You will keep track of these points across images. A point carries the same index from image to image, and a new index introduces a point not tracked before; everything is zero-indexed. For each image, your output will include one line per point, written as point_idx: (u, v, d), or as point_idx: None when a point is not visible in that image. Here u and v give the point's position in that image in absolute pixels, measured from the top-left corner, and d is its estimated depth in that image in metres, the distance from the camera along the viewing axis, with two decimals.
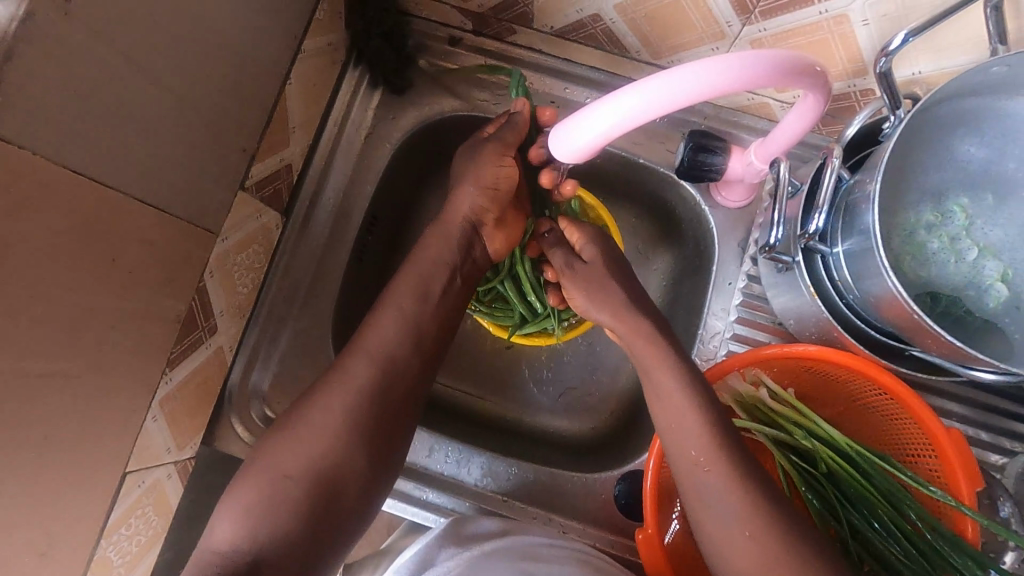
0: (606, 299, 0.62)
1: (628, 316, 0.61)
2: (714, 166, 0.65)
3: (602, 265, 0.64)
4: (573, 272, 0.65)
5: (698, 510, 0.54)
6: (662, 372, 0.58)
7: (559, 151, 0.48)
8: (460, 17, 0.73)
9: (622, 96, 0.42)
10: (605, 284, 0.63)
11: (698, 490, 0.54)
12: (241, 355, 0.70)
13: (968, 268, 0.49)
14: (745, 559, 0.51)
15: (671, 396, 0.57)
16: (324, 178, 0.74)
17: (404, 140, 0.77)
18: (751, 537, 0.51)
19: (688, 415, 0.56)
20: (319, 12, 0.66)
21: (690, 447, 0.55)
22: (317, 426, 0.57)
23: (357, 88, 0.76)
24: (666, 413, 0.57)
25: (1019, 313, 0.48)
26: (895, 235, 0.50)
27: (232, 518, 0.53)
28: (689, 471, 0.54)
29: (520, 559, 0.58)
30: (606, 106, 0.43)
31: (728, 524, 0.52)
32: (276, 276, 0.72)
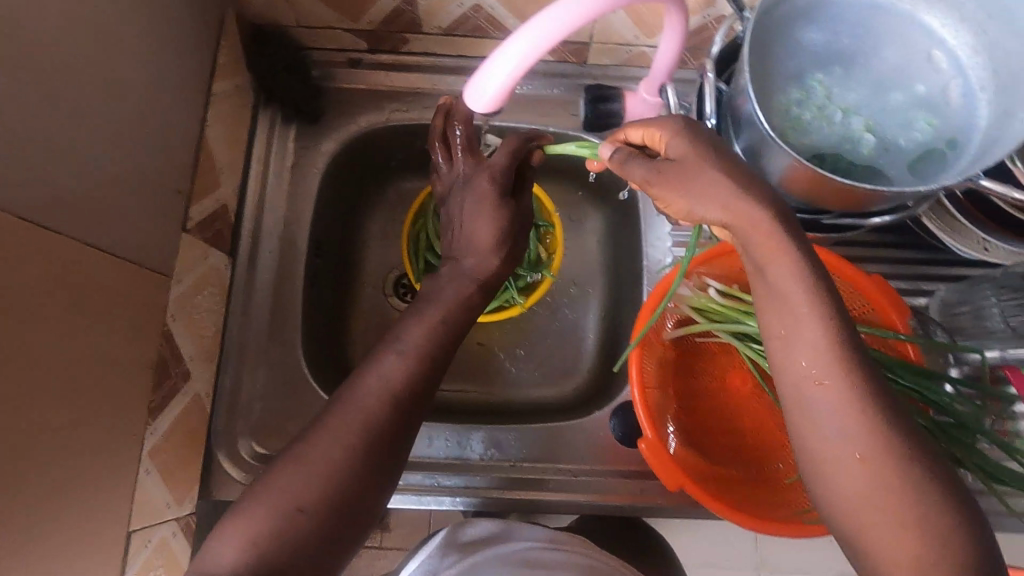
0: (712, 193, 0.45)
1: (744, 207, 0.44)
2: (614, 112, 0.73)
3: (699, 155, 0.46)
4: (658, 176, 0.47)
5: (801, 425, 0.45)
6: (784, 282, 0.44)
7: (474, 104, 0.52)
8: (355, 40, 0.78)
9: (529, 31, 0.47)
10: (702, 176, 0.45)
11: (806, 412, 0.45)
12: (221, 400, 0.70)
13: (839, 127, 0.57)
14: (849, 491, 0.43)
15: (814, 313, 0.44)
16: (260, 214, 0.76)
17: (329, 164, 0.81)
18: (862, 459, 0.42)
19: (819, 335, 0.44)
20: (221, 57, 0.69)
21: (801, 359, 0.45)
22: (316, 455, 0.50)
23: (273, 126, 0.79)
24: (780, 322, 0.46)
25: (889, 154, 0.57)
26: (776, 116, 0.57)
27: (233, 543, 0.46)
28: (799, 387, 0.45)
29: (518, 565, 0.62)
30: (510, 49, 0.48)
31: (834, 442, 0.43)
32: (236, 316, 0.72)
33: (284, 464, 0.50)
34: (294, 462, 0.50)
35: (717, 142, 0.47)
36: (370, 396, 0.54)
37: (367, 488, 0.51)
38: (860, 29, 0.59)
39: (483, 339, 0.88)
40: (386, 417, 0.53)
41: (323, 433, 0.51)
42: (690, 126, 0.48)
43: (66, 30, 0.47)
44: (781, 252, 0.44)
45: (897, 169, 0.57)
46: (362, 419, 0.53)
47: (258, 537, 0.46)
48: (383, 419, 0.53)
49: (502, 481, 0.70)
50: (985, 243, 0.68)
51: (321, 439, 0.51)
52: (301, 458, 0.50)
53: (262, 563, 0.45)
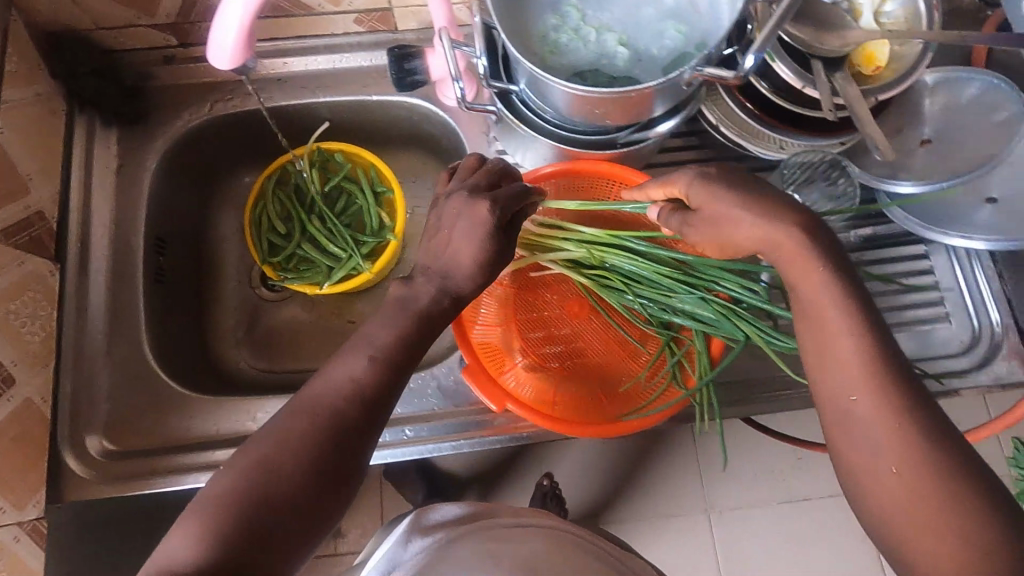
0: (745, 229, 0.53)
1: (772, 223, 0.52)
2: (418, 70, 0.76)
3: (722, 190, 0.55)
4: (693, 223, 0.57)
5: (840, 442, 0.48)
6: (813, 289, 0.50)
7: (220, 65, 0.53)
8: (163, 36, 0.79)
9: None
10: (721, 197, 0.54)
11: (844, 433, 0.48)
12: (62, 403, 0.69)
13: (595, 46, 0.61)
14: (885, 500, 0.45)
15: (830, 301, 0.49)
16: (88, 218, 0.77)
17: (159, 161, 0.81)
18: (898, 474, 0.44)
19: (839, 314, 0.49)
20: (12, 65, 0.69)
21: (840, 379, 0.48)
22: (276, 454, 0.47)
23: (93, 132, 0.80)
24: (813, 331, 0.50)
25: (642, 64, 0.61)
26: (534, 43, 0.61)
27: (193, 534, 0.43)
28: (835, 403, 0.48)
29: (487, 542, 0.63)
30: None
31: (869, 455, 0.46)
32: (71, 321, 0.72)
33: (240, 465, 0.47)
34: (251, 461, 0.47)
35: (728, 181, 0.55)
36: (322, 390, 0.51)
37: (331, 483, 0.48)
38: None
39: (352, 314, 0.90)
40: (342, 408, 0.50)
41: (283, 433, 0.48)
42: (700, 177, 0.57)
43: None
44: (805, 259, 0.50)
45: (652, 76, 0.61)
46: (315, 415, 0.50)
47: (212, 532, 0.43)
48: (340, 412, 0.50)
49: None
50: (780, 143, 0.75)
51: (280, 433, 0.49)
52: (255, 459, 0.47)
53: (228, 567, 0.42)
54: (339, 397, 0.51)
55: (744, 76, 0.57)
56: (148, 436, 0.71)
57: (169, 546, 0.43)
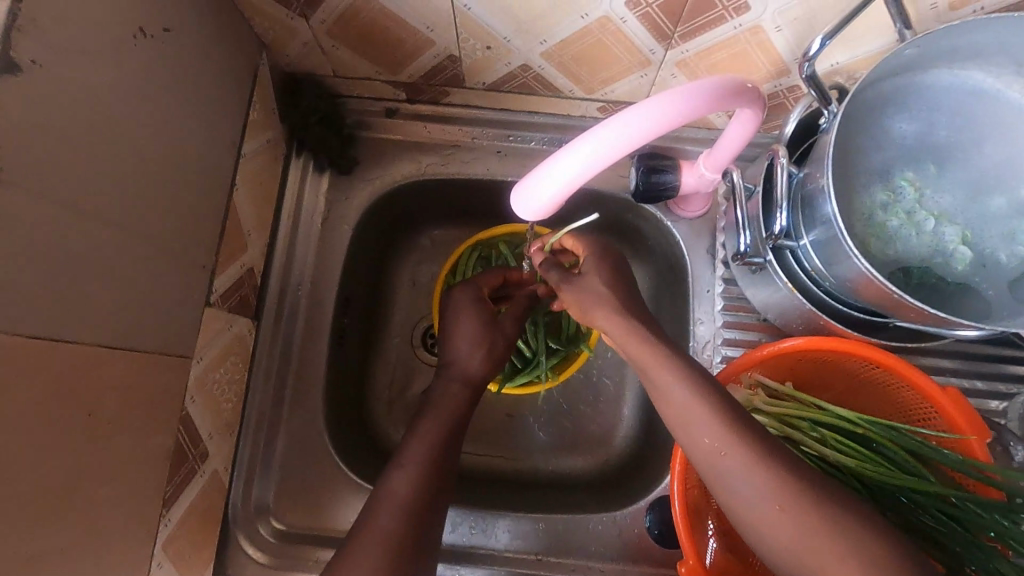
0: (598, 297, 0.57)
1: (620, 311, 0.56)
2: (668, 185, 0.67)
3: (594, 274, 0.59)
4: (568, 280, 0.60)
5: (724, 493, 0.50)
6: (657, 369, 0.53)
7: (522, 212, 0.48)
8: (393, 90, 0.73)
9: (581, 146, 0.42)
10: (592, 281, 0.58)
11: (720, 477, 0.50)
12: (239, 471, 0.67)
13: (929, 238, 0.51)
14: (783, 536, 0.47)
15: (619, 322, 0.56)
16: (288, 270, 0.73)
17: (361, 215, 0.77)
18: (779, 510, 0.47)
19: (681, 389, 0.52)
20: (253, 113, 0.65)
21: (701, 437, 0.51)
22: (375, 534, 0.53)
23: (305, 175, 0.76)
24: (674, 409, 0.53)
25: (986, 271, 0.51)
26: (855, 220, 0.52)
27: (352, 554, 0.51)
28: (709, 461, 0.51)
29: None
30: (573, 153, 0.43)
31: (751, 501, 0.48)
32: (257, 383, 0.70)
33: (364, 542, 0.52)
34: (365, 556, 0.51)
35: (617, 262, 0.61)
36: (405, 480, 0.57)
37: (426, 537, 0.55)
38: (965, 123, 0.51)
39: (513, 410, 0.82)
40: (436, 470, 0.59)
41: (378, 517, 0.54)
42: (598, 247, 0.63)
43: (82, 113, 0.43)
44: (619, 321, 0.56)
45: (995, 289, 0.50)
46: (399, 508, 0.55)
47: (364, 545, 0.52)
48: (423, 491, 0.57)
49: None
50: None
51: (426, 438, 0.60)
52: (372, 531, 0.53)
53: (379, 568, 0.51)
54: (442, 430, 0.61)
55: None
56: (317, 517, 0.68)
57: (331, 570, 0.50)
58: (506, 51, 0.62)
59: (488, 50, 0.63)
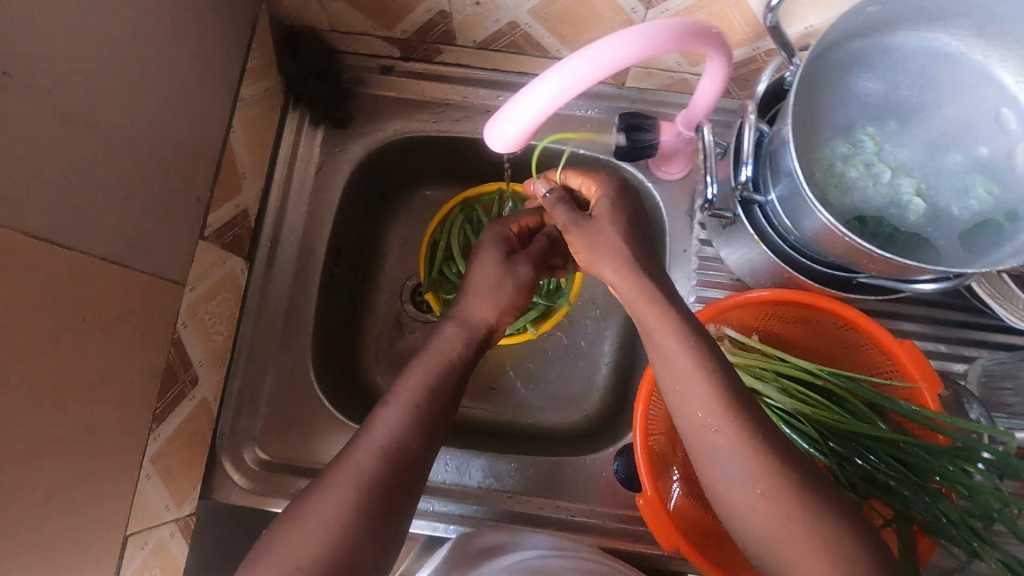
0: (612, 252, 0.55)
1: (634, 274, 0.54)
2: (648, 143, 0.69)
3: (608, 221, 0.57)
4: (581, 227, 0.57)
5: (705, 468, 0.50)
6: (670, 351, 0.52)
7: (496, 144, 0.50)
8: (388, 47, 0.76)
9: (554, 75, 0.45)
10: (610, 236, 0.56)
11: (708, 455, 0.50)
12: (227, 402, 0.71)
13: (885, 188, 0.53)
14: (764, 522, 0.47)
15: (625, 281, 0.55)
16: (282, 218, 0.76)
17: (354, 169, 0.79)
18: (767, 499, 0.47)
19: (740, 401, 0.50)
20: (251, 61, 0.68)
21: (694, 410, 0.50)
22: (345, 484, 0.52)
23: (301, 129, 0.78)
24: (676, 386, 0.52)
25: (938, 222, 0.53)
26: (816, 170, 0.54)
27: (323, 526, 0.49)
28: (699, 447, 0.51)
29: None
30: (516, 108, 0.47)
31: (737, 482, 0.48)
32: (248, 321, 0.73)
33: (330, 498, 0.51)
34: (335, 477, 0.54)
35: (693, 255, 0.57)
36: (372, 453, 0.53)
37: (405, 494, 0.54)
38: (925, 83, 0.54)
39: (496, 366, 0.85)
40: (415, 429, 0.56)
41: (347, 474, 0.52)
42: (617, 194, 0.59)
43: (88, 37, 0.46)
44: (627, 273, 0.54)
45: (946, 240, 0.53)
46: (382, 442, 0.54)
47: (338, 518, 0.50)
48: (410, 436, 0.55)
49: (497, 512, 0.70)
50: None
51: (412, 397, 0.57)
52: (347, 470, 0.52)
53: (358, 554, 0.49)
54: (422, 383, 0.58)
55: None
56: (302, 451, 0.72)
57: (301, 542, 0.49)
58: (495, 7, 0.65)
59: (478, 5, 0.65)
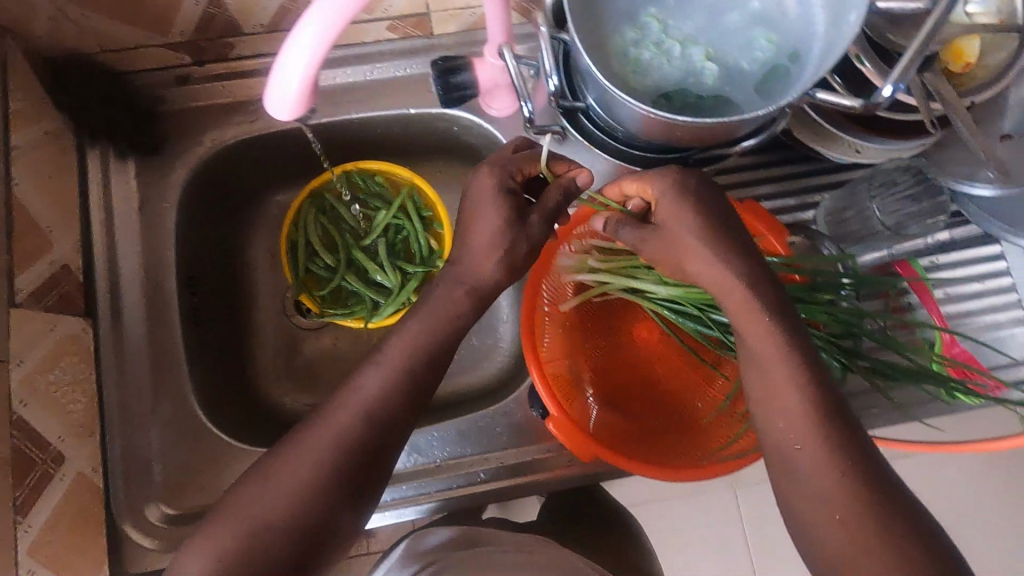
0: (719, 278, 0.52)
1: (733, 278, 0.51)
2: (467, 83, 0.69)
3: (676, 220, 0.54)
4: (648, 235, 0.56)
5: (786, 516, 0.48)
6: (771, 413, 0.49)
7: (279, 112, 0.46)
8: (174, 54, 0.71)
9: (316, 12, 0.41)
10: (686, 231, 0.53)
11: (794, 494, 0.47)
12: (112, 469, 0.66)
13: (679, 61, 0.55)
14: (831, 528, 0.44)
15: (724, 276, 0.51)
16: (116, 264, 0.70)
17: (183, 191, 0.74)
18: (838, 517, 0.43)
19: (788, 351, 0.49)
20: (13, 103, 0.61)
21: (778, 420, 0.48)
22: (266, 503, 0.50)
23: (108, 166, 0.72)
24: (758, 382, 0.50)
25: (733, 80, 0.55)
26: (614, 61, 0.55)
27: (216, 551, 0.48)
28: (782, 451, 0.48)
29: None
30: (288, 60, 0.43)
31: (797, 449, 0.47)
32: (111, 380, 0.68)
33: (231, 528, 0.49)
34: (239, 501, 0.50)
35: (700, 200, 0.53)
36: (303, 473, 0.51)
37: (334, 515, 0.51)
38: None
39: None
40: (363, 438, 0.53)
41: (325, 435, 0.52)
42: (676, 185, 0.54)
43: None
44: (754, 317, 0.50)
45: (744, 95, 0.55)
46: (321, 460, 0.51)
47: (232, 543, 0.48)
48: (361, 442, 0.52)
49: (427, 484, 0.70)
50: (856, 146, 0.69)
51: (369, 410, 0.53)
52: (277, 486, 0.51)
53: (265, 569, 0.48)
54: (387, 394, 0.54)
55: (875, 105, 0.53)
56: (212, 493, 0.67)
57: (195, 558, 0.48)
58: None
59: None
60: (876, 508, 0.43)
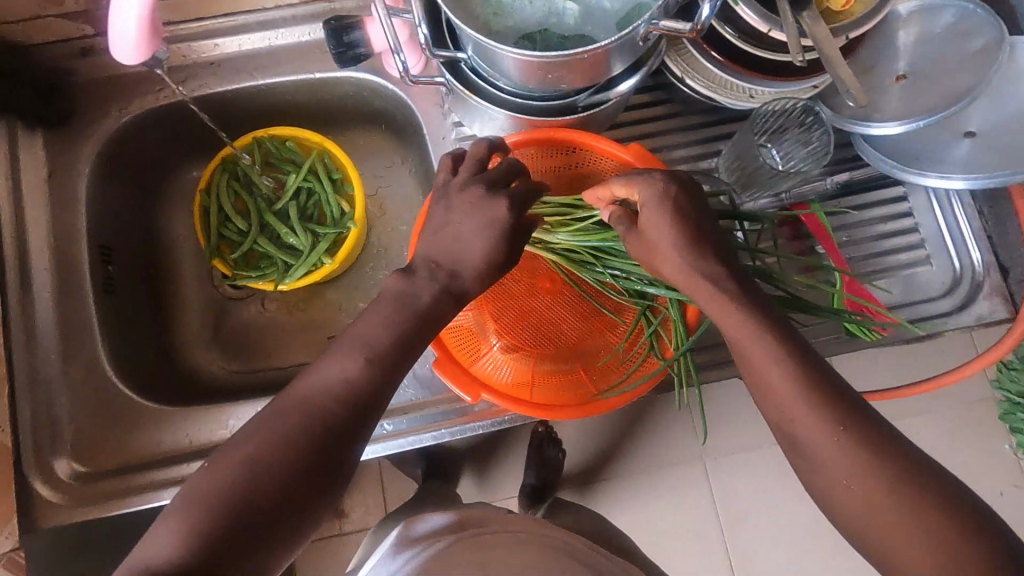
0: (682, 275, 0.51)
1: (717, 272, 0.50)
2: (360, 42, 0.70)
3: (656, 226, 0.51)
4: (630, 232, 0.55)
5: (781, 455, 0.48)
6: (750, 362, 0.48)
7: (125, 58, 0.56)
8: (74, 24, 0.71)
9: None
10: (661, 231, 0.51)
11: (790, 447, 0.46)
12: (22, 431, 0.67)
13: (538, 2, 0.56)
14: (820, 452, 0.45)
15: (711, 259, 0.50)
16: (24, 233, 0.71)
17: (93, 161, 0.75)
18: (829, 440, 0.44)
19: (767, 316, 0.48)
20: None
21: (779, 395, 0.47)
22: (236, 477, 0.45)
23: (14, 138, 0.73)
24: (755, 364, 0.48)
25: (591, 19, 0.57)
26: (475, 4, 0.55)
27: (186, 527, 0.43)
28: (785, 428, 0.47)
29: None
30: (120, 10, 0.53)
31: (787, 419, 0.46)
32: (19, 344, 0.69)
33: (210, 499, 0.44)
34: None
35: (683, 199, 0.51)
36: (272, 446, 0.47)
37: (308, 492, 0.46)
38: None
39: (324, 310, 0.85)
40: (337, 411, 0.49)
41: (289, 404, 0.49)
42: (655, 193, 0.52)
43: None
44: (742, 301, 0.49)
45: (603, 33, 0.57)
46: (299, 431, 0.48)
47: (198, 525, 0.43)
48: (329, 418, 0.49)
49: None
50: (751, 92, 0.70)
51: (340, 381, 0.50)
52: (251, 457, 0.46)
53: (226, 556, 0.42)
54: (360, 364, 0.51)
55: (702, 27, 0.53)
56: (123, 452, 0.69)
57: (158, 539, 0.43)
58: None
59: None
60: (873, 464, 0.43)
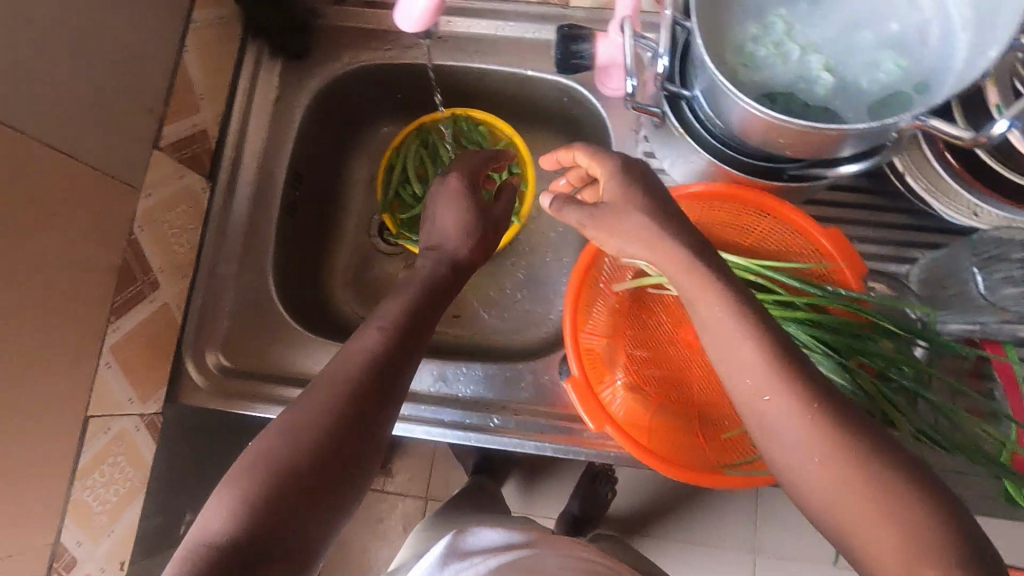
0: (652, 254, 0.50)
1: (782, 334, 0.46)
2: (585, 54, 0.72)
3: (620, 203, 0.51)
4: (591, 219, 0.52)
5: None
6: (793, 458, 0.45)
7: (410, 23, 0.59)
8: None
9: None
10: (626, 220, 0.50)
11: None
12: (191, 314, 0.75)
13: (794, 66, 0.55)
14: None
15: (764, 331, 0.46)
16: (242, 144, 0.80)
17: (314, 98, 0.82)
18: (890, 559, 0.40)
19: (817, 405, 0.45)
20: None
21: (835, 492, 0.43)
22: (281, 446, 0.46)
23: (259, 61, 0.82)
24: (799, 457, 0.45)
25: (846, 95, 0.54)
26: (727, 53, 0.55)
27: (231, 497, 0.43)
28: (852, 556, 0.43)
29: None
30: None
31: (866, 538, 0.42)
32: (210, 238, 0.77)
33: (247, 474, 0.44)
34: None
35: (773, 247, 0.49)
36: (309, 410, 0.48)
37: (352, 454, 0.47)
38: None
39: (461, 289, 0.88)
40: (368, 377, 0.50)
41: (331, 373, 0.51)
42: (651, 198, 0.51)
43: None
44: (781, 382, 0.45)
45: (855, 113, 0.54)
46: (330, 398, 0.49)
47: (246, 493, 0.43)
48: (363, 387, 0.50)
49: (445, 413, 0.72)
50: (975, 209, 0.65)
51: (364, 354, 0.52)
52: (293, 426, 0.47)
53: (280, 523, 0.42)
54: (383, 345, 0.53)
55: (984, 141, 0.49)
56: (261, 361, 0.75)
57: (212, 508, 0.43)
58: None
59: None
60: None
